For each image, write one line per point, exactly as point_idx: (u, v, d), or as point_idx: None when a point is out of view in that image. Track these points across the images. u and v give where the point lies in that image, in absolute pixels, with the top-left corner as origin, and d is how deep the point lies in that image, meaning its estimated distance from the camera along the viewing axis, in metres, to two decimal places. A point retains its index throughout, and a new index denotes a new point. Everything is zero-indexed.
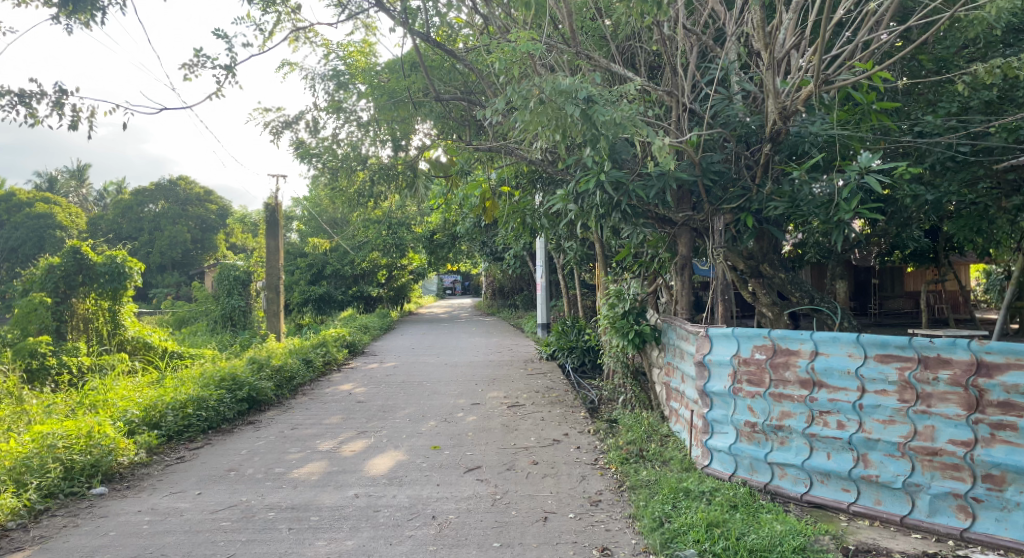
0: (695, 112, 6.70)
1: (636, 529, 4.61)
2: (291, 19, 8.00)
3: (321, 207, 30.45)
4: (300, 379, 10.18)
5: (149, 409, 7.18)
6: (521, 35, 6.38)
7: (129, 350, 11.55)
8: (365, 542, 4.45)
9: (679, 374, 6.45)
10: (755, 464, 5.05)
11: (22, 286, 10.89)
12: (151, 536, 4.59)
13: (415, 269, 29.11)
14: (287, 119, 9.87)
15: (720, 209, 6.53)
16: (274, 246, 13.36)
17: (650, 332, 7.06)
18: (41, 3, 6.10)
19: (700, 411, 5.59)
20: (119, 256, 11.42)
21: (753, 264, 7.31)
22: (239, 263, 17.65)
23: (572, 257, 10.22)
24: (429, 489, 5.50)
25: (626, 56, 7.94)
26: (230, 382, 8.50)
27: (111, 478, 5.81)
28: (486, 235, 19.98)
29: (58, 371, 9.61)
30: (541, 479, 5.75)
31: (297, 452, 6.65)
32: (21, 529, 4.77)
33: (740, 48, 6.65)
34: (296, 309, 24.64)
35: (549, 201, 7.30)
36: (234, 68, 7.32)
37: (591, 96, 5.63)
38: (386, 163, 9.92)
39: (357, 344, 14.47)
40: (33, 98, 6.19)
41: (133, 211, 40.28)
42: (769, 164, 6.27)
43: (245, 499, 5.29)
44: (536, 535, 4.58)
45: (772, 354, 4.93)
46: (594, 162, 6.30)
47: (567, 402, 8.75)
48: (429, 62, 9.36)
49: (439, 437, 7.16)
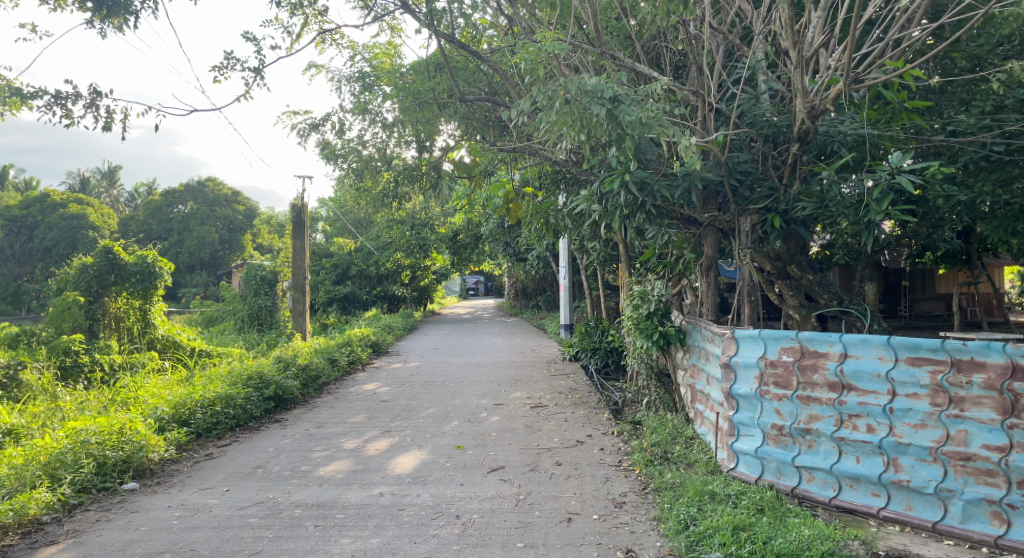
0: (722, 112, 6.66)
1: (662, 531, 4.59)
2: (318, 21, 8.10)
3: (346, 208, 30.73)
4: (325, 378, 10.29)
5: (179, 406, 7.31)
6: (547, 35, 6.36)
7: (158, 348, 11.76)
8: (389, 541, 4.48)
9: (704, 375, 6.39)
10: (782, 468, 4.99)
11: (56, 285, 11.14)
12: (180, 532, 4.66)
13: (438, 269, 29.24)
14: (313, 121, 9.99)
15: (747, 209, 6.45)
16: (299, 246, 13.51)
17: (674, 333, 7.01)
18: (76, 7, 6.23)
19: (726, 413, 5.54)
20: (150, 256, 11.62)
21: (781, 265, 7.18)
22: (266, 263, 17.90)
23: (595, 257, 10.19)
24: (452, 489, 5.52)
25: (651, 56, 7.91)
26: (257, 380, 8.62)
27: (142, 474, 5.93)
28: (509, 236, 20.00)
29: (91, 368, 9.81)
30: (565, 480, 5.74)
31: (322, 450, 6.72)
32: (55, 523, 4.88)
33: (768, 47, 6.58)
34: (321, 309, 24.84)
35: (573, 201, 7.28)
36: (262, 70, 7.47)
37: (617, 95, 5.61)
38: (410, 164, 9.98)
39: (381, 343, 14.58)
40: (68, 99, 6.34)
41: (163, 212, 41.02)
42: (798, 163, 6.19)
43: (272, 496, 5.36)
44: (560, 536, 4.58)
45: (799, 356, 4.86)
46: (619, 162, 6.27)
47: (591, 403, 8.75)
48: (454, 63, 9.38)
49: (463, 437, 7.17)
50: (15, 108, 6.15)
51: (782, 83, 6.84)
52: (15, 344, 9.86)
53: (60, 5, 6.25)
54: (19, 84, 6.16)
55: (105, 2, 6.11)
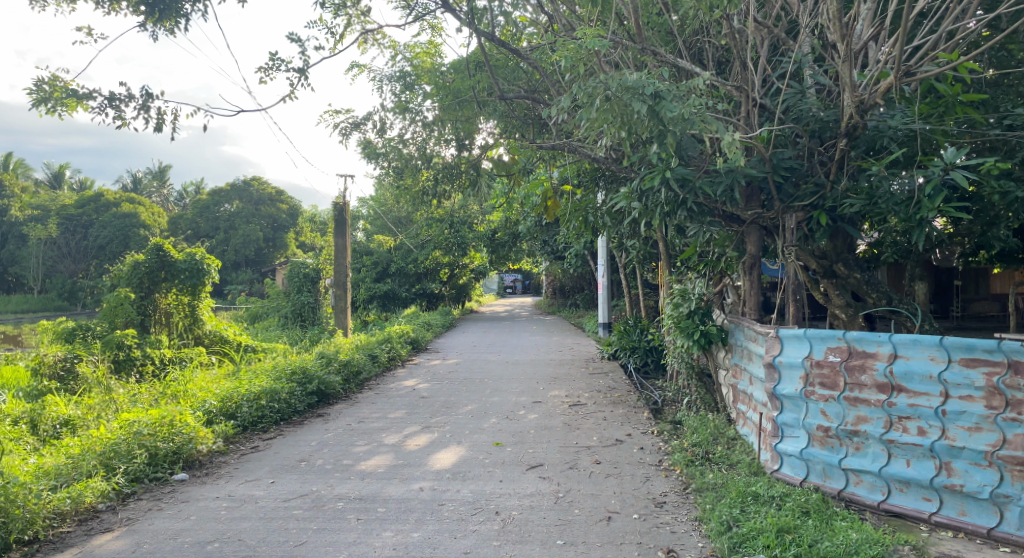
0: (766, 108, 6.55)
1: (703, 532, 4.54)
2: (361, 21, 8.19)
3: (386, 206, 31.09)
4: (366, 374, 10.45)
5: (226, 400, 7.50)
6: (587, 31, 6.33)
7: (206, 344, 12.10)
8: (430, 535, 4.53)
9: (747, 375, 6.29)
10: (828, 470, 4.90)
11: (110, 281, 11.53)
12: (228, 522, 4.79)
13: (476, 268, 29.38)
14: (355, 120, 10.12)
15: (792, 206, 6.34)
16: (341, 244, 13.73)
17: (716, 333, 6.92)
18: (130, 12, 6.43)
19: (770, 414, 5.45)
20: (199, 254, 11.93)
21: (827, 263, 7.00)
22: (309, 261, 18.23)
23: (635, 255, 10.10)
24: (491, 485, 5.55)
25: (693, 51, 7.83)
26: (301, 375, 8.80)
27: (191, 465, 6.11)
28: (548, 234, 19.98)
29: (143, 362, 10.11)
30: (604, 479, 5.71)
31: (364, 445, 6.82)
32: (110, 511, 5.06)
33: (815, 40, 6.44)
34: (361, 307, 25.17)
35: (613, 200, 7.24)
36: (307, 71, 7.60)
37: (658, 91, 5.54)
38: (449, 162, 10.06)
39: (420, 340, 14.71)
40: (121, 101, 6.55)
41: (210, 211, 42.20)
42: (845, 159, 6.05)
43: (316, 489, 5.46)
44: (600, 534, 4.56)
45: (847, 357, 4.74)
46: (660, 159, 6.21)
47: (630, 402, 8.68)
48: (495, 61, 9.43)
49: (501, 435, 7.19)
50: (71, 109, 6.37)
51: (829, 77, 6.69)
52: (71, 338, 10.19)
53: (114, 9, 6.45)
54: (74, 86, 6.37)
55: (157, 6, 6.29)
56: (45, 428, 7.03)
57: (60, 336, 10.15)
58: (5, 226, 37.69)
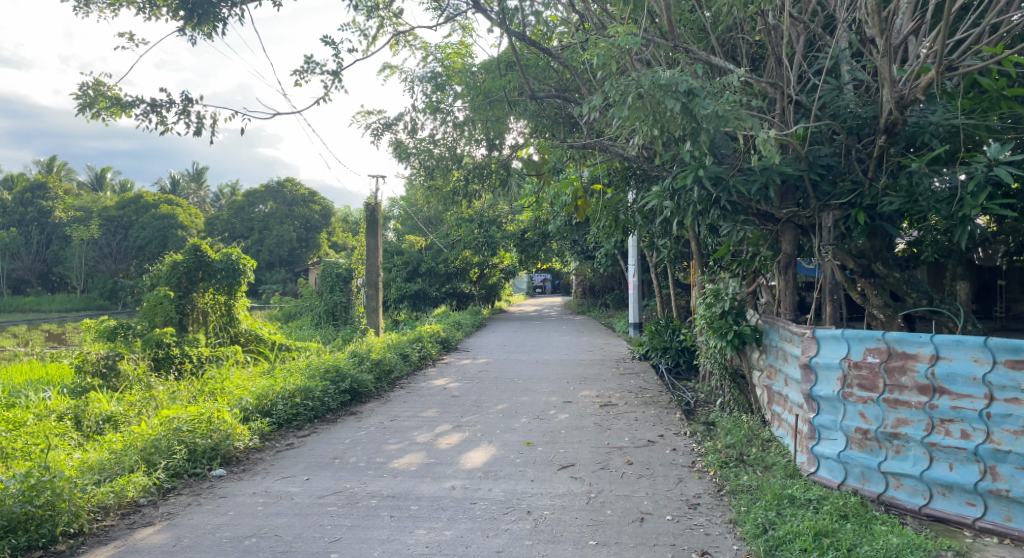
0: (802, 105, 6.46)
1: (738, 535, 4.49)
2: (393, 23, 8.27)
3: (416, 206, 31.32)
4: (398, 373, 10.55)
5: (262, 397, 7.65)
6: (620, 29, 6.30)
7: (241, 342, 12.34)
8: (462, 534, 4.55)
9: (782, 376, 6.20)
10: (867, 474, 4.80)
11: (149, 281, 11.82)
12: (264, 518, 4.87)
13: (506, 267, 29.43)
14: (387, 121, 10.21)
15: (829, 205, 6.22)
16: (373, 244, 13.88)
17: (750, 333, 6.82)
18: (170, 17, 6.58)
19: (806, 416, 5.37)
20: (235, 254, 12.21)
21: (864, 262, 6.85)
22: (341, 261, 18.47)
23: (667, 254, 10.02)
24: (523, 485, 5.55)
25: (727, 48, 7.75)
26: (334, 373, 8.93)
27: (229, 461, 6.25)
28: (578, 233, 19.89)
29: (181, 360, 10.31)
30: (636, 480, 5.68)
31: (396, 443, 6.87)
32: (151, 505, 5.18)
33: (853, 36, 6.33)
34: (392, 306, 25.42)
35: (644, 199, 7.18)
36: (341, 73, 7.69)
37: (692, 88, 5.48)
38: (480, 162, 10.10)
39: (450, 340, 14.78)
40: (163, 107, 6.70)
41: (245, 212, 43.00)
42: (884, 156, 5.92)
43: (349, 486, 5.53)
44: (633, 535, 4.54)
45: (886, 358, 4.64)
46: (693, 158, 6.15)
47: (662, 403, 8.61)
48: (526, 61, 9.47)
49: (533, 434, 7.19)
50: (115, 115, 6.55)
51: (867, 73, 6.56)
52: (113, 336, 10.47)
53: (155, 14, 6.60)
54: (118, 92, 6.53)
55: (196, 11, 6.42)
56: (88, 424, 7.23)
57: (102, 335, 10.44)
58: (50, 227, 38.94)
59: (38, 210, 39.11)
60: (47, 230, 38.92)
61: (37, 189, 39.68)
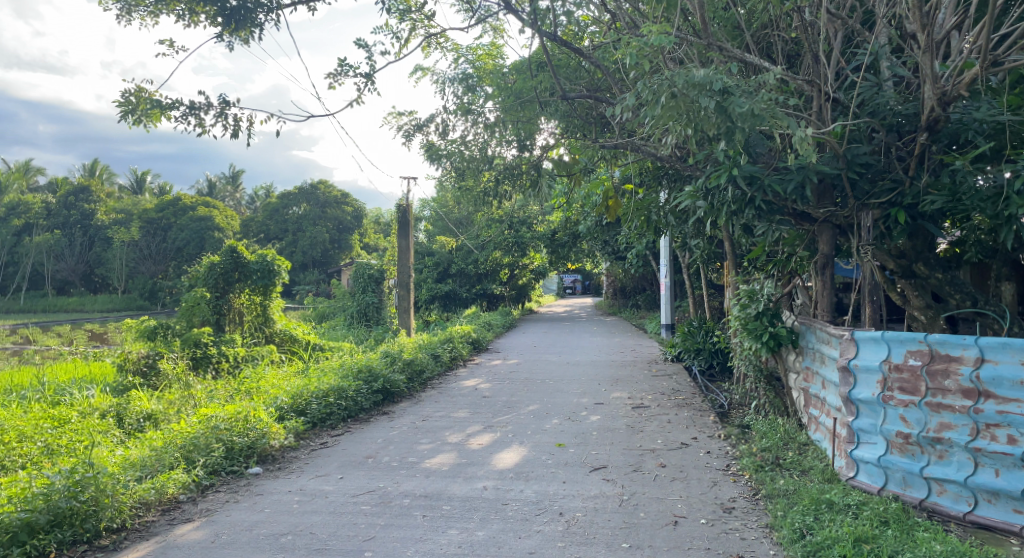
0: (840, 102, 6.34)
1: (775, 540, 4.41)
2: (425, 25, 8.32)
3: (447, 207, 31.51)
4: (429, 373, 10.62)
5: (297, 397, 7.77)
6: (653, 28, 6.24)
7: (276, 342, 12.52)
8: (495, 535, 4.55)
9: (819, 379, 6.08)
10: (908, 479, 4.69)
11: (187, 282, 12.07)
12: (299, 516, 4.93)
13: (537, 268, 29.39)
14: (418, 122, 10.29)
15: (868, 204, 6.09)
16: (404, 245, 13.99)
17: (786, 334, 6.72)
18: (208, 23, 6.70)
19: (845, 420, 5.26)
20: (270, 254, 12.44)
21: (905, 262, 6.66)
22: (373, 261, 18.66)
23: (700, 255, 9.91)
24: (555, 487, 5.54)
25: (762, 45, 7.65)
26: (367, 373, 9.02)
27: (265, 460, 6.35)
28: (609, 234, 19.78)
29: (218, 359, 10.50)
30: (670, 483, 5.62)
31: (428, 443, 6.91)
32: (191, 502, 5.28)
33: (893, 31, 6.20)
34: (423, 307, 25.59)
35: (677, 198, 7.10)
36: (373, 75, 7.76)
37: (727, 87, 5.41)
38: (511, 163, 10.06)
39: (481, 340, 14.81)
40: (201, 109, 6.83)
41: (280, 213, 43.67)
42: (925, 154, 5.78)
43: (382, 486, 5.57)
44: (666, 539, 4.50)
45: (928, 361, 4.50)
46: (727, 157, 6.07)
47: (695, 405, 8.53)
48: (557, 61, 9.46)
49: (564, 436, 7.17)
50: (155, 119, 6.68)
51: (908, 69, 6.42)
52: (153, 336, 10.70)
53: (194, 20, 6.73)
54: (158, 96, 6.67)
55: (234, 17, 6.53)
56: (129, 421, 7.41)
57: (143, 334, 10.68)
58: (93, 229, 40.14)
59: (82, 213, 40.28)
60: (90, 232, 40.12)
61: (81, 192, 40.83)
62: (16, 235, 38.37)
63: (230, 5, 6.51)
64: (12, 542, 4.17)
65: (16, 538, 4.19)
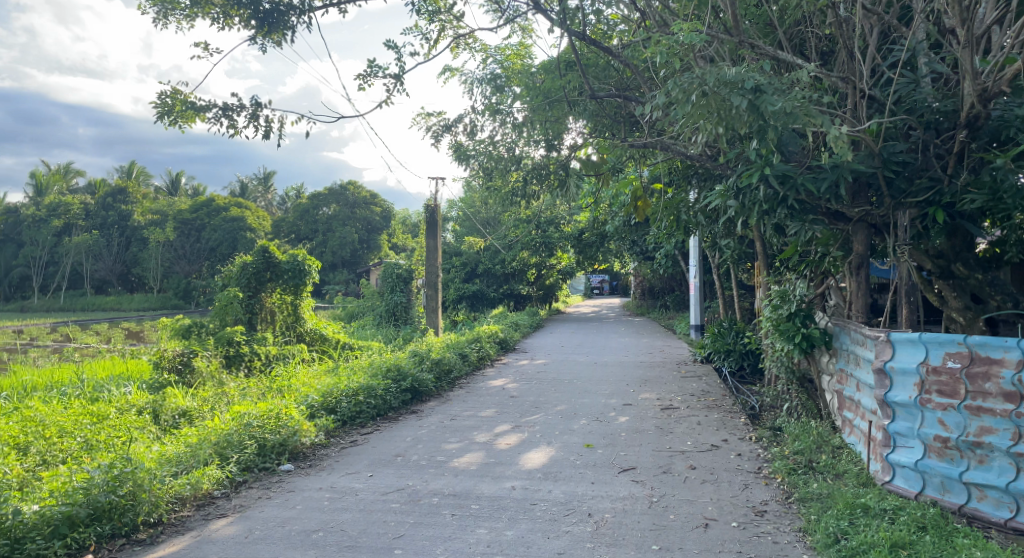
0: (876, 99, 6.22)
1: (809, 544, 4.35)
2: (454, 26, 8.36)
3: (475, 207, 31.66)
4: (457, 372, 10.66)
5: (327, 395, 7.87)
6: (683, 26, 6.19)
7: (307, 340, 12.69)
8: (524, 534, 4.56)
9: (854, 382, 5.97)
10: (947, 484, 4.58)
11: (221, 281, 12.30)
12: (330, 512, 4.99)
13: (564, 268, 29.36)
14: (446, 122, 10.34)
15: (904, 203, 5.96)
16: (432, 244, 14.08)
17: (819, 336, 6.62)
18: (241, 26, 6.80)
19: (880, 423, 5.16)
20: (300, 254, 12.61)
21: (943, 262, 6.48)
22: (402, 261, 18.82)
23: (730, 254, 9.80)
24: (583, 487, 5.52)
25: (795, 42, 7.55)
26: (395, 373, 9.09)
27: (297, 456, 6.44)
28: (637, 234, 19.67)
29: (251, 357, 10.67)
30: (700, 485, 5.57)
31: (456, 442, 6.94)
32: (225, 497, 5.38)
33: (932, 26, 6.07)
34: (451, 307, 25.73)
35: (707, 197, 7.02)
36: (403, 76, 7.83)
37: (759, 85, 5.32)
38: (539, 163, 10.03)
39: (508, 340, 14.83)
40: (234, 111, 6.94)
41: (310, 214, 44.23)
42: (965, 152, 5.64)
43: (412, 484, 5.61)
44: (696, 541, 4.45)
45: (968, 363, 4.39)
46: (759, 155, 6.00)
47: (725, 407, 8.43)
48: (586, 60, 9.43)
49: (592, 436, 7.14)
50: (190, 121, 6.82)
51: (947, 64, 6.28)
52: (188, 334, 10.89)
53: (228, 23, 6.84)
54: (193, 98, 6.80)
55: (267, 19, 6.64)
56: (165, 418, 7.55)
57: (178, 333, 10.87)
58: (130, 230, 41.12)
59: (119, 214, 41.20)
60: (126, 232, 41.10)
61: (118, 193, 41.71)
62: (56, 236, 39.47)
63: (263, 8, 6.62)
64: (54, 535, 4.26)
65: (58, 531, 4.28)
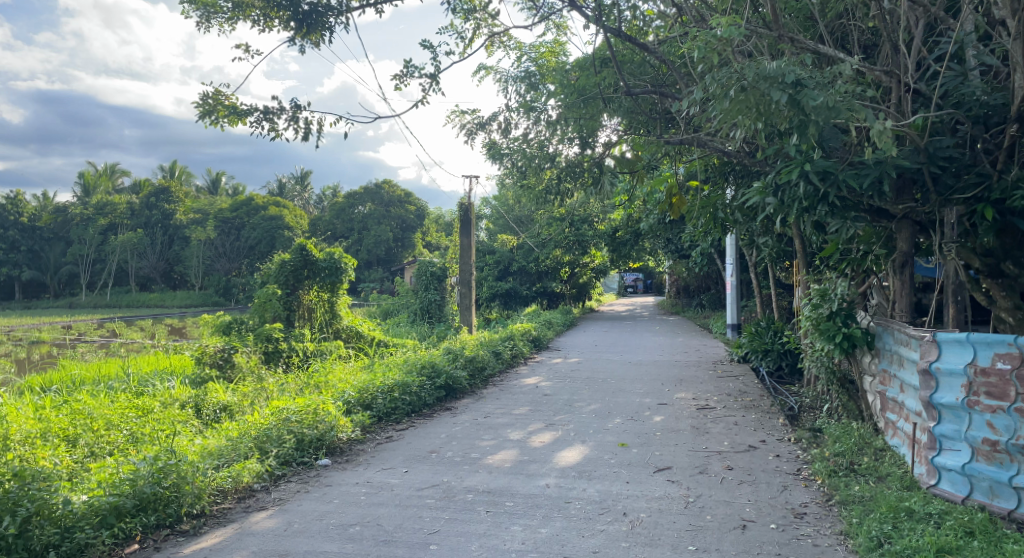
0: (921, 93, 6.06)
1: (850, 548, 4.26)
2: (489, 24, 8.37)
3: (508, 206, 31.68)
4: (491, 370, 10.69)
5: (364, 391, 7.97)
6: (721, 20, 6.10)
7: (343, 338, 12.87)
8: (558, 532, 4.55)
9: (898, 383, 5.82)
10: (996, 488, 4.43)
11: (260, 278, 12.55)
12: (367, 507, 5.05)
13: (598, 267, 29.22)
14: (480, 121, 10.34)
15: (951, 199, 5.77)
16: (466, 243, 14.14)
17: (861, 335, 6.47)
18: (281, 28, 6.91)
19: (926, 425, 5.02)
20: (337, 253, 12.77)
21: (992, 261, 6.14)
22: (436, 259, 18.90)
23: (769, 252, 9.64)
24: (618, 486, 5.50)
25: (837, 35, 7.39)
26: (430, 370, 9.16)
27: (333, 452, 6.53)
28: (672, 232, 19.48)
29: (289, 353, 10.90)
30: (737, 486, 5.49)
31: (490, 439, 6.96)
32: (264, 491, 5.48)
33: (981, 17, 5.88)
34: (484, 304, 25.84)
35: (745, 194, 6.91)
36: (438, 75, 7.86)
37: (800, 79, 5.21)
38: (573, 160, 9.99)
39: (541, 339, 14.80)
40: (274, 114, 7.06)
41: (346, 213, 44.78)
42: (1016, 146, 5.46)
43: (447, 480, 5.65)
44: (734, 542, 4.40)
45: (1019, 365, 4.24)
46: (799, 152, 5.88)
47: (763, 407, 8.30)
48: (621, 56, 9.36)
49: (626, 436, 7.09)
50: (233, 123, 6.95)
51: (997, 55, 6.08)
52: (228, 330, 11.10)
53: (268, 26, 6.95)
54: (235, 102, 6.93)
55: (306, 21, 6.74)
56: (207, 412, 7.74)
57: (219, 329, 11.10)
58: (172, 228, 42.15)
59: (162, 213, 41.98)
60: (169, 231, 42.12)
61: (162, 193, 41.65)
62: (102, 234, 40.67)
63: (303, 9, 6.71)
64: (102, 524, 4.38)
65: (105, 520, 4.40)
